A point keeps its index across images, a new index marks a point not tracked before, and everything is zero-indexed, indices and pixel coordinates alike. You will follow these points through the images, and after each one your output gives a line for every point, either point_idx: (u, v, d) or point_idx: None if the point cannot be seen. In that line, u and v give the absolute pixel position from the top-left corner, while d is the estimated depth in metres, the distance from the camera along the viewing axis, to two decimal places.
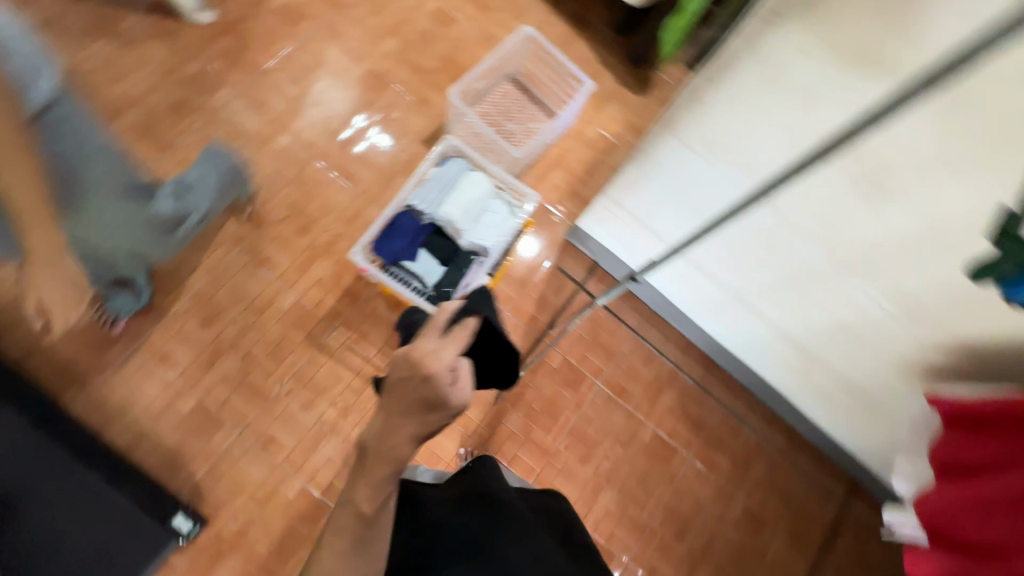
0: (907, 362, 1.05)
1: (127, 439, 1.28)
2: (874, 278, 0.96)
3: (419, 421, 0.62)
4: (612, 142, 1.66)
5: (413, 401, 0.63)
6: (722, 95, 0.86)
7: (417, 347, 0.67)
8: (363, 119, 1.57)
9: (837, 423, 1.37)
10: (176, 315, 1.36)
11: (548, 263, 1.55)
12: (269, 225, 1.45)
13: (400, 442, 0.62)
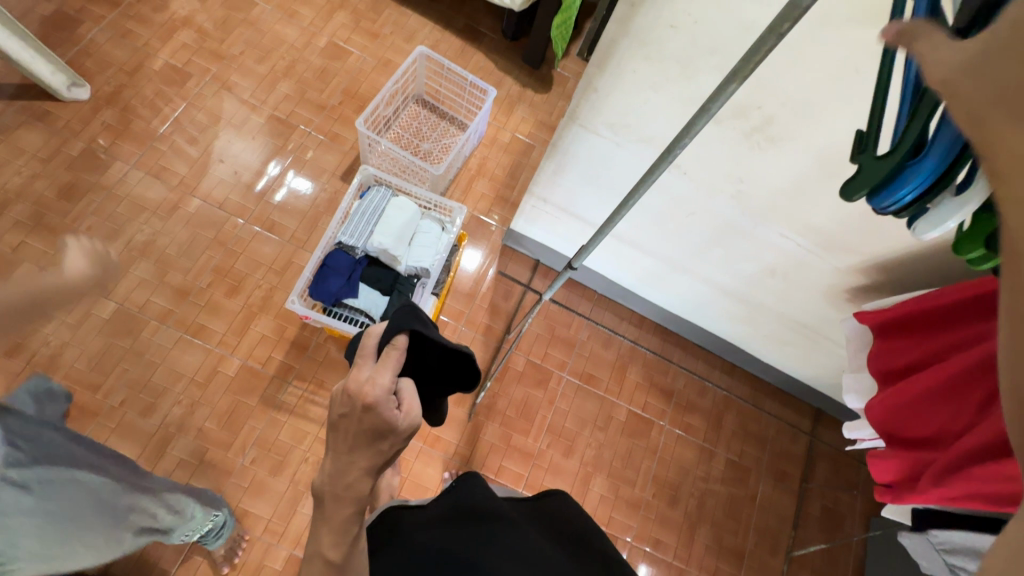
0: (831, 289, 1.13)
1: None
2: (784, 222, 1.02)
3: (373, 454, 0.60)
4: (528, 142, 1.70)
5: (363, 434, 0.60)
6: (611, 79, 0.90)
7: (350, 380, 0.62)
8: (276, 165, 1.53)
9: (786, 358, 1.47)
10: (113, 409, 1.26)
11: (492, 271, 1.56)
12: (197, 293, 1.38)
13: (364, 479, 0.60)
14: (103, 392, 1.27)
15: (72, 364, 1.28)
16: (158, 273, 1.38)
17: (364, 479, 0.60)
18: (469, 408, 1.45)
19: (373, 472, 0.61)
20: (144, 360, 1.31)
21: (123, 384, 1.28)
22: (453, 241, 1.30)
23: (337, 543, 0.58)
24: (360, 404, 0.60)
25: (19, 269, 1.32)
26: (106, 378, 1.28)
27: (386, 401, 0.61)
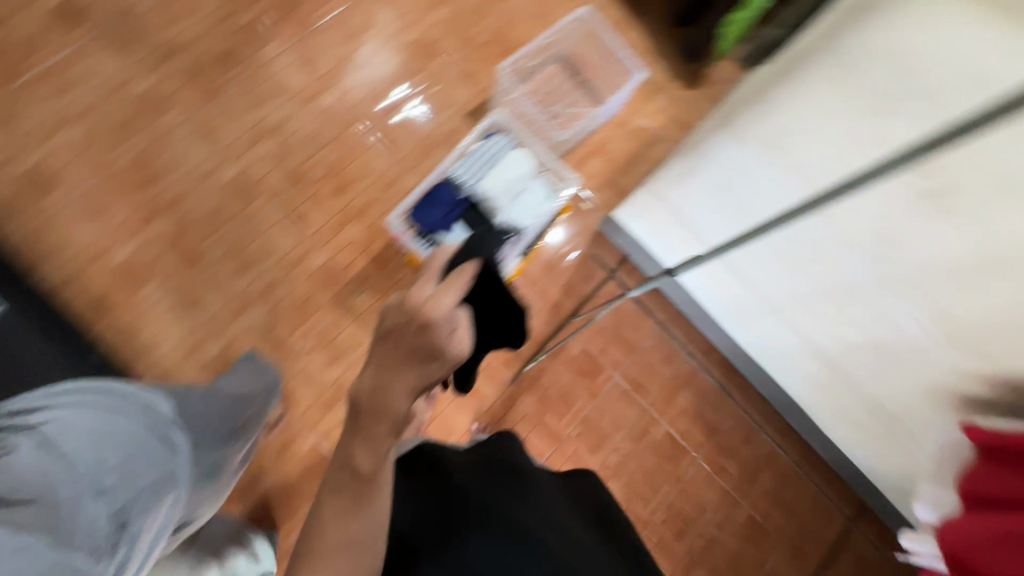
0: (942, 389, 1.02)
1: (151, 376, 1.30)
2: (920, 300, 0.93)
3: (416, 375, 0.63)
4: (656, 135, 1.63)
5: (411, 353, 0.63)
6: (797, 96, 0.89)
7: (409, 298, 0.66)
8: (403, 90, 1.55)
9: (854, 444, 1.36)
10: (210, 262, 1.37)
11: (576, 254, 1.53)
12: (307, 183, 1.45)
13: (400, 397, 0.64)
14: (206, 245, 1.38)
15: (188, 211, 1.38)
16: (279, 153, 1.45)
17: (402, 402, 0.64)
18: (515, 373, 1.45)
19: (413, 395, 0.64)
20: (247, 228, 1.40)
21: (224, 243, 1.39)
22: (555, 210, 1.29)
23: (371, 459, 0.64)
24: (414, 322, 0.64)
25: (168, 112, 1.42)
26: (211, 233, 1.38)
27: (440, 324, 0.63)
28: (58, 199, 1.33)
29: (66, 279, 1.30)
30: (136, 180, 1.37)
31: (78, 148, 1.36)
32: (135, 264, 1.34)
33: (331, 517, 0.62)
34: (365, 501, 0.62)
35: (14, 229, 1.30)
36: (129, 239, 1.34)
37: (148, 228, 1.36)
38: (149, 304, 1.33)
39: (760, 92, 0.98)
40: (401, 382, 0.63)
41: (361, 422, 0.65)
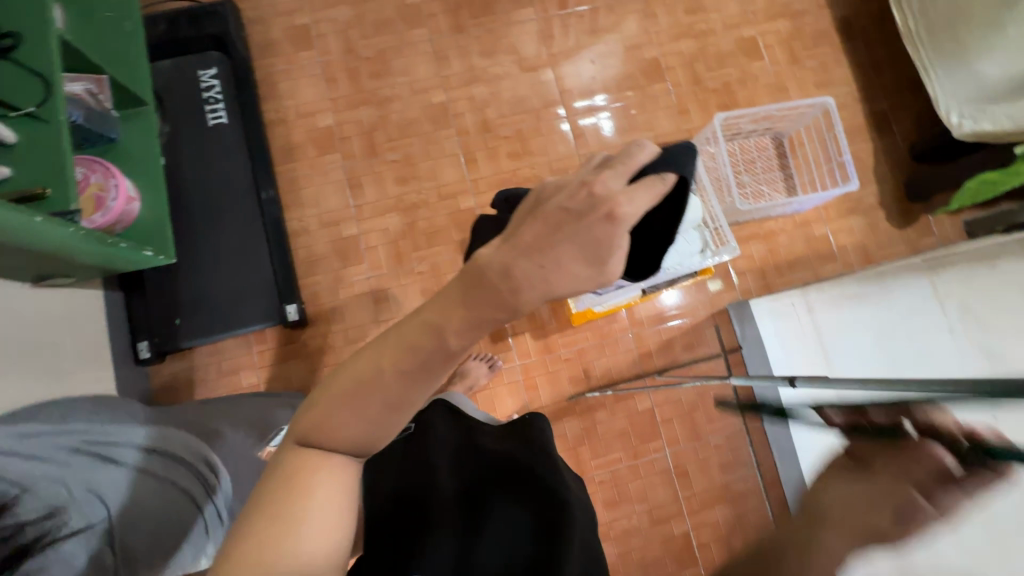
0: None
1: (294, 225, 1.47)
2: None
3: (558, 285, 0.43)
4: (833, 251, 1.52)
5: (574, 250, 0.43)
6: (995, 270, 0.96)
7: (604, 191, 0.44)
8: (604, 99, 1.58)
9: None
10: (384, 160, 1.51)
11: (675, 322, 1.47)
12: (492, 136, 1.54)
13: (531, 296, 0.44)
14: (389, 145, 1.52)
15: (391, 111, 1.53)
16: (484, 101, 1.55)
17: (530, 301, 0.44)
18: (576, 393, 1.43)
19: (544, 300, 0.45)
20: (426, 147, 1.52)
21: (402, 150, 1.52)
22: (699, 267, 1.23)
23: (465, 336, 0.45)
24: (597, 208, 0.43)
25: (418, 27, 1.58)
26: (397, 137, 1.52)
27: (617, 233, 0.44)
28: (307, 57, 1.54)
29: (278, 120, 1.51)
30: (367, 70, 1.55)
31: (341, 25, 1.56)
32: (331, 133, 1.52)
33: (376, 371, 0.46)
34: (426, 374, 0.46)
35: (265, 64, 1.53)
36: (337, 113, 1.53)
37: (355, 112, 1.53)
38: (324, 169, 1.50)
39: (970, 250, 1.07)
40: (539, 281, 0.43)
41: (471, 290, 0.44)
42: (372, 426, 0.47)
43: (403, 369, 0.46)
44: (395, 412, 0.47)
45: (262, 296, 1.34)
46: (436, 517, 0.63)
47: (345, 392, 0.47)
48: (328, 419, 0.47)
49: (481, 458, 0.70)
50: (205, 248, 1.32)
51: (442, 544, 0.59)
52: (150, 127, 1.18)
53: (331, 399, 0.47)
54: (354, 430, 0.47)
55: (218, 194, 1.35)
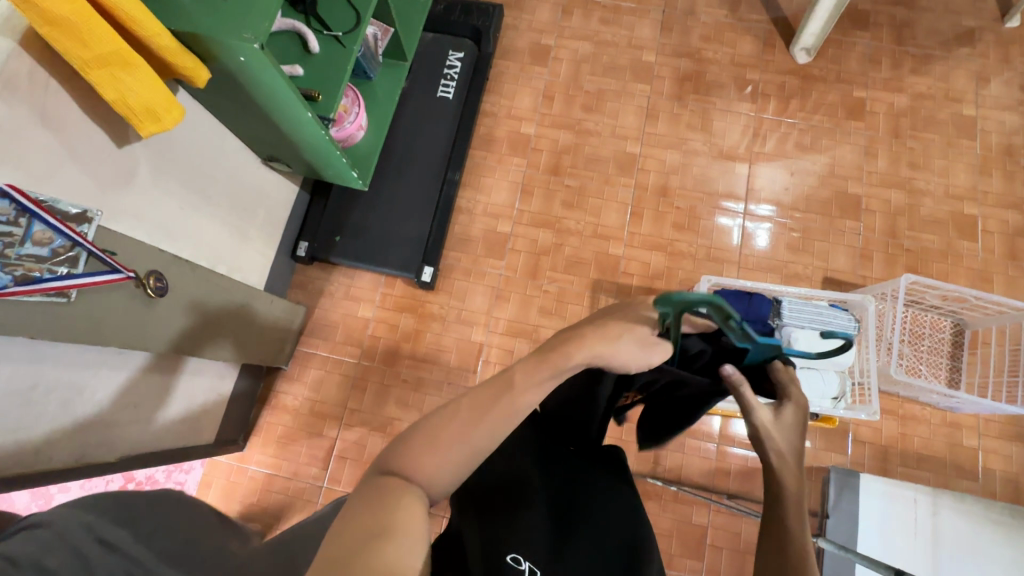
0: None
1: (461, 203, 1.60)
2: None
3: (601, 341, 0.58)
4: (976, 469, 1.33)
5: (620, 324, 0.59)
6: None
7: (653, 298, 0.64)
8: (764, 209, 1.56)
9: None
10: (560, 182, 1.60)
11: None
12: (666, 201, 1.57)
13: (581, 348, 0.57)
14: (570, 171, 1.61)
15: (586, 144, 1.63)
16: (672, 168, 1.60)
17: (582, 353, 0.57)
18: (637, 472, 1.38)
19: (593, 359, 0.58)
20: (601, 186, 1.59)
21: (580, 180, 1.60)
22: (824, 413, 1.14)
23: (532, 373, 0.55)
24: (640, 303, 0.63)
25: (642, 83, 1.68)
26: (580, 167, 1.61)
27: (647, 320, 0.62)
28: (537, 71, 1.70)
29: (489, 112, 1.67)
30: (582, 101, 1.67)
31: (578, 57, 1.70)
32: (527, 140, 1.65)
33: (456, 407, 0.54)
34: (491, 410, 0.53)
35: (500, 64, 1.71)
36: (540, 126, 1.66)
37: (555, 131, 1.65)
38: (506, 168, 1.63)
39: None
40: (586, 331, 0.59)
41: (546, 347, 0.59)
42: (451, 462, 0.52)
43: (475, 412, 0.53)
44: (462, 447, 0.52)
45: (409, 248, 1.47)
46: (531, 501, 0.64)
47: (427, 435, 0.52)
48: (414, 455, 0.51)
49: (577, 465, 0.71)
50: (387, 190, 1.49)
51: (537, 530, 0.61)
52: (398, 79, 1.37)
53: (416, 436, 0.53)
54: (433, 464, 0.51)
55: (417, 152, 1.52)
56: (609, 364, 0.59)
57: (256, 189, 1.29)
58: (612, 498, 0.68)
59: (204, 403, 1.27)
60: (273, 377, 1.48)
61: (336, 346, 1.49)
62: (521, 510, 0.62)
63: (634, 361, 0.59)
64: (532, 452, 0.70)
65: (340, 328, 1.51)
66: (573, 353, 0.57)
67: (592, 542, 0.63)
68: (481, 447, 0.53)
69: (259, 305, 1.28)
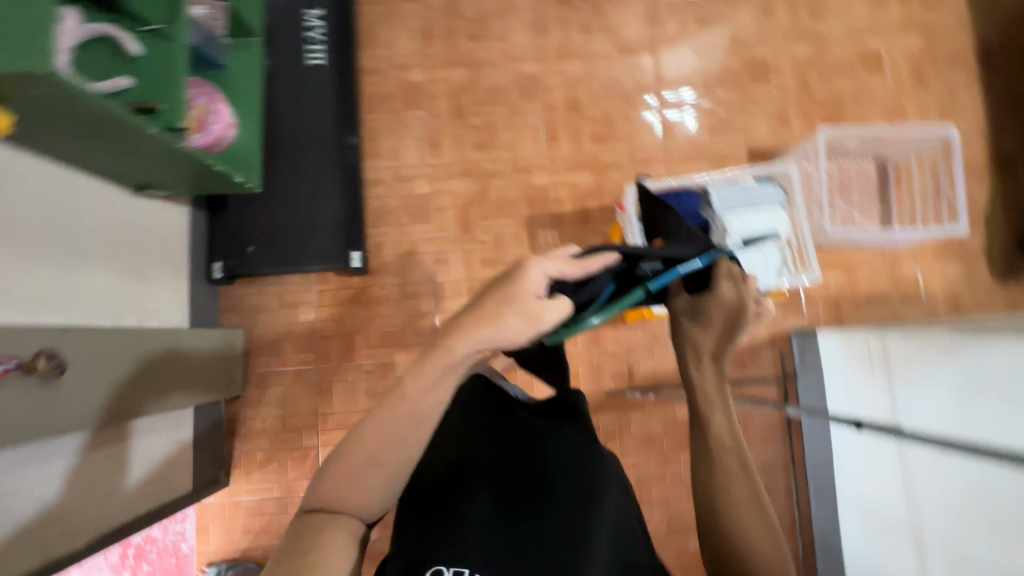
0: None
1: (371, 175, 1.50)
2: None
3: (478, 326, 0.55)
4: (918, 294, 1.41)
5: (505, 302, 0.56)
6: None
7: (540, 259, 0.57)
8: (690, 95, 1.50)
9: None
10: (466, 124, 1.51)
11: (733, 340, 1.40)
12: (578, 116, 1.50)
13: (465, 341, 0.55)
14: (474, 110, 1.51)
15: (483, 76, 1.52)
16: (577, 78, 1.51)
17: (466, 347, 0.55)
18: (616, 389, 1.42)
19: (478, 345, 0.55)
20: (509, 118, 1.51)
21: (486, 117, 1.51)
22: (771, 287, 1.17)
23: (418, 388, 0.57)
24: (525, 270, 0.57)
25: None
26: (483, 103, 1.51)
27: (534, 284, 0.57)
28: (409, 8, 1.54)
29: (371, 68, 1.53)
30: (466, 30, 1.53)
31: None
32: (421, 88, 1.52)
33: (360, 436, 0.58)
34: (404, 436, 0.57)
35: (367, 11, 1.54)
36: (430, 69, 1.53)
37: (447, 71, 1.52)
38: (407, 124, 1.51)
39: None
40: (463, 322, 0.56)
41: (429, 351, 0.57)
42: (374, 485, 0.58)
43: (378, 440, 0.57)
44: (377, 468, 0.58)
45: (330, 238, 1.38)
46: (470, 477, 0.63)
47: (343, 467, 0.58)
48: (336, 488, 0.58)
49: (516, 425, 0.68)
50: (285, 183, 1.37)
51: (478, 511, 0.59)
52: (255, 59, 1.22)
53: (333, 467, 0.59)
54: (355, 490, 0.58)
55: (303, 133, 1.38)
56: (496, 343, 0.56)
57: (138, 225, 1.17)
58: (553, 446, 0.65)
59: (165, 457, 1.21)
60: (236, 407, 1.42)
61: (289, 357, 1.43)
62: (458, 496, 0.61)
63: (525, 336, 0.56)
64: (468, 431, 0.67)
65: (287, 338, 1.44)
66: (457, 344, 0.56)
67: (537, 503, 0.61)
68: (394, 464, 0.58)
69: (185, 344, 1.19)
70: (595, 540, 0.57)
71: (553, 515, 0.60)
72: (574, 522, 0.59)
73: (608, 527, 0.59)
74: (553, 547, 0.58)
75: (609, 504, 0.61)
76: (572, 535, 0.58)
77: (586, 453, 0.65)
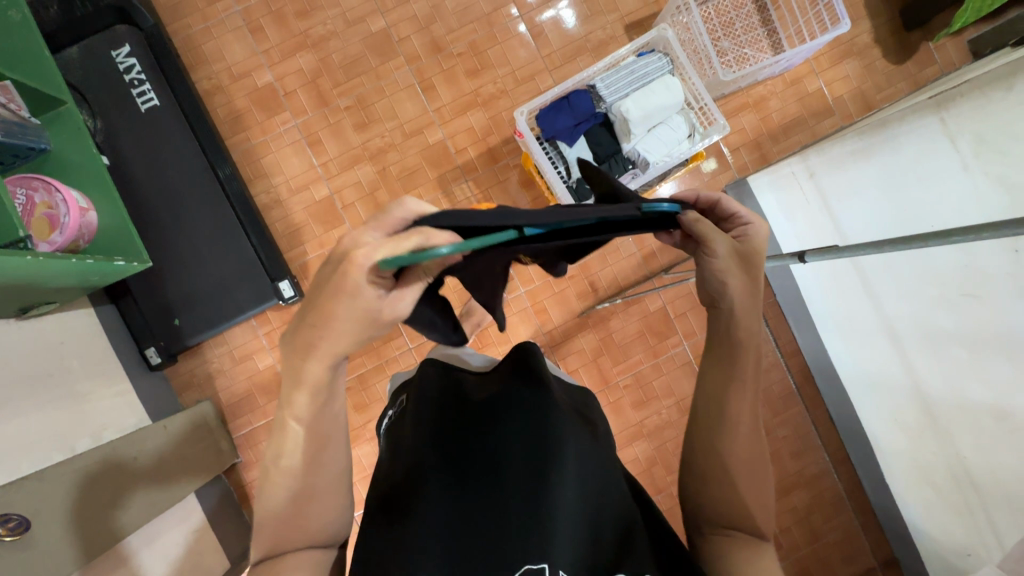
0: (1008, 446, 0.88)
1: (266, 199, 1.40)
2: (984, 360, 0.89)
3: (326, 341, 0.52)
4: (828, 105, 1.41)
5: (342, 308, 0.51)
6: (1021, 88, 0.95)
7: (349, 239, 0.51)
8: None
9: (934, 511, 1.13)
10: (337, 109, 1.40)
11: None
12: (445, 56, 1.40)
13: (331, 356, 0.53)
14: (339, 92, 1.40)
15: (332, 53, 1.40)
16: (428, 17, 1.40)
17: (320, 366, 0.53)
18: (586, 307, 1.42)
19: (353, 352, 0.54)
20: (377, 85, 1.40)
21: (353, 94, 1.40)
22: (689, 155, 1.15)
23: (312, 407, 0.55)
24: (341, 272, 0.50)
25: None
26: (345, 80, 1.40)
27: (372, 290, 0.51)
28: (224, 9, 1.39)
29: (215, 88, 1.39)
30: (293, 9, 1.39)
31: None
32: (273, 90, 1.39)
33: (286, 472, 0.57)
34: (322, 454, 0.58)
35: (181, 28, 1.39)
36: (273, 65, 1.39)
37: (292, 60, 1.39)
38: (278, 133, 1.40)
39: (1007, 50, 0.89)
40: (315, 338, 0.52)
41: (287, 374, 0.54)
42: (322, 514, 0.58)
43: (299, 472, 0.57)
44: (311, 501, 0.57)
45: (250, 280, 1.29)
46: (424, 478, 0.62)
47: (280, 513, 0.56)
48: (278, 528, 0.56)
49: (467, 411, 0.68)
50: (177, 244, 1.26)
51: (436, 506, 0.59)
52: (78, 128, 1.08)
53: (271, 519, 0.56)
54: (303, 530, 0.57)
55: (170, 184, 1.25)
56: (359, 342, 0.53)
57: (42, 347, 1.07)
58: (498, 420, 0.65)
59: (185, 548, 1.20)
60: (237, 474, 1.39)
61: (266, 409, 1.39)
62: (416, 497, 0.61)
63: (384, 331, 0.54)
64: (420, 432, 0.67)
65: (256, 392, 1.39)
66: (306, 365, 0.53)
67: (493, 475, 0.60)
68: (326, 488, 0.59)
69: (155, 441, 1.14)
70: (555, 497, 0.56)
71: (510, 485, 0.58)
72: (535, 484, 0.58)
73: (572, 480, 0.59)
74: (513, 518, 0.56)
75: (568, 458, 0.60)
76: (529, 500, 0.57)
77: (536, 416, 0.64)
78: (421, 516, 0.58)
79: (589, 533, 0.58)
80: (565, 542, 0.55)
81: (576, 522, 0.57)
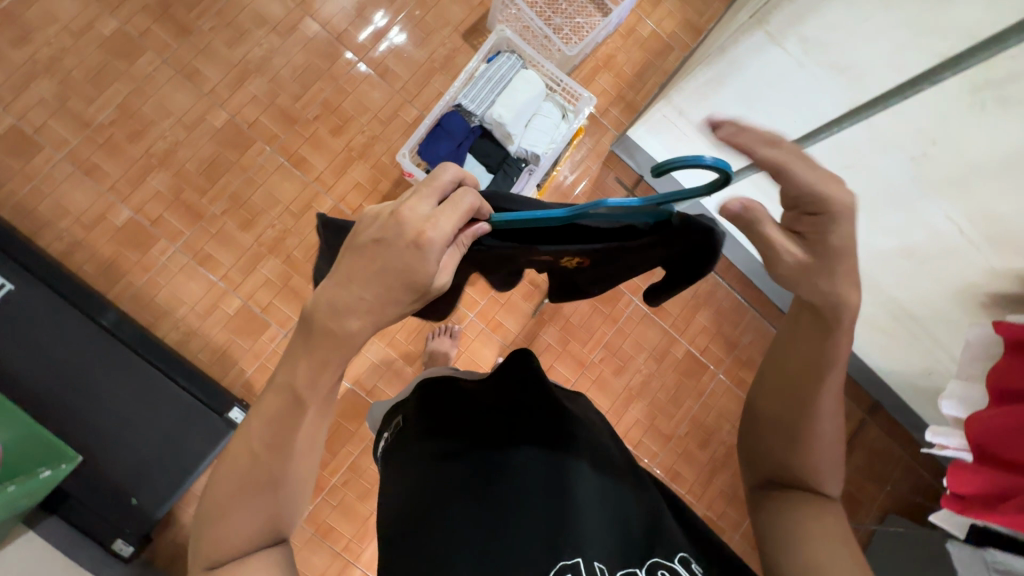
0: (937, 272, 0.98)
1: (177, 335, 1.29)
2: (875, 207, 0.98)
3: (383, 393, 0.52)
4: (666, 43, 1.52)
5: (375, 274, 0.49)
6: None
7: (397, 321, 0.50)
8: (382, 19, 1.40)
9: (895, 353, 1.24)
10: (216, 216, 1.31)
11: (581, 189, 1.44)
12: (302, 124, 1.36)
13: None
14: (209, 197, 1.31)
15: (184, 163, 1.31)
16: (269, 93, 1.35)
17: None
18: (536, 305, 1.44)
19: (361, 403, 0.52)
20: (245, 176, 1.33)
21: (224, 195, 1.32)
22: (571, 135, 1.19)
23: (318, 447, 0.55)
24: (400, 240, 0.49)
25: (142, 57, 1.31)
26: (211, 183, 1.32)
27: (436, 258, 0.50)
28: (48, 160, 1.26)
29: (73, 245, 1.26)
30: (123, 134, 1.29)
31: (54, 103, 1.27)
32: (137, 223, 1.29)
33: (250, 457, 0.52)
34: (273, 459, 0.52)
35: (5, 197, 1.24)
36: (126, 199, 1.28)
37: (144, 186, 1.29)
38: (160, 265, 1.29)
39: None
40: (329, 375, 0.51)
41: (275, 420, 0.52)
42: (250, 520, 0.53)
43: (236, 475, 0.52)
44: (257, 505, 0.53)
45: (197, 423, 1.19)
46: (433, 519, 0.60)
47: (220, 506, 0.53)
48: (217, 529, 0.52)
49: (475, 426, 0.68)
50: (103, 421, 1.13)
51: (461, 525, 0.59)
52: None
53: (215, 510, 0.53)
54: (243, 523, 0.53)
55: (67, 362, 1.13)
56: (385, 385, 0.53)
57: None
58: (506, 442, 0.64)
59: None
60: None
61: None
62: (436, 533, 0.59)
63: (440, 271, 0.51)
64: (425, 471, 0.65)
65: None
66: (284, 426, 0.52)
67: (513, 495, 0.60)
68: (288, 486, 0.54)
69: None
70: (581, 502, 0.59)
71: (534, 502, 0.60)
72: (557, 495, 0.59)
73: (588, 473, 0.62)
74: (539, 537, 0.57)
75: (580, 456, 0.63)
76: (556, 512, 0.58)
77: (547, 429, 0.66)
78: (449, 536, 0.58)
79: (620, 523, 0.60)
80: (597, 535, 0.57)
81: (605, 522, 0.59)
